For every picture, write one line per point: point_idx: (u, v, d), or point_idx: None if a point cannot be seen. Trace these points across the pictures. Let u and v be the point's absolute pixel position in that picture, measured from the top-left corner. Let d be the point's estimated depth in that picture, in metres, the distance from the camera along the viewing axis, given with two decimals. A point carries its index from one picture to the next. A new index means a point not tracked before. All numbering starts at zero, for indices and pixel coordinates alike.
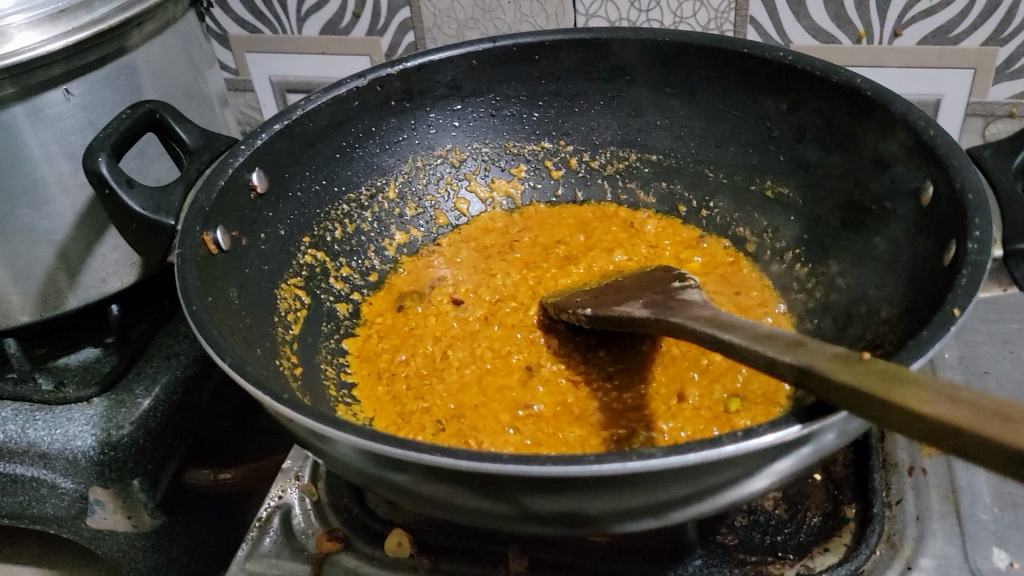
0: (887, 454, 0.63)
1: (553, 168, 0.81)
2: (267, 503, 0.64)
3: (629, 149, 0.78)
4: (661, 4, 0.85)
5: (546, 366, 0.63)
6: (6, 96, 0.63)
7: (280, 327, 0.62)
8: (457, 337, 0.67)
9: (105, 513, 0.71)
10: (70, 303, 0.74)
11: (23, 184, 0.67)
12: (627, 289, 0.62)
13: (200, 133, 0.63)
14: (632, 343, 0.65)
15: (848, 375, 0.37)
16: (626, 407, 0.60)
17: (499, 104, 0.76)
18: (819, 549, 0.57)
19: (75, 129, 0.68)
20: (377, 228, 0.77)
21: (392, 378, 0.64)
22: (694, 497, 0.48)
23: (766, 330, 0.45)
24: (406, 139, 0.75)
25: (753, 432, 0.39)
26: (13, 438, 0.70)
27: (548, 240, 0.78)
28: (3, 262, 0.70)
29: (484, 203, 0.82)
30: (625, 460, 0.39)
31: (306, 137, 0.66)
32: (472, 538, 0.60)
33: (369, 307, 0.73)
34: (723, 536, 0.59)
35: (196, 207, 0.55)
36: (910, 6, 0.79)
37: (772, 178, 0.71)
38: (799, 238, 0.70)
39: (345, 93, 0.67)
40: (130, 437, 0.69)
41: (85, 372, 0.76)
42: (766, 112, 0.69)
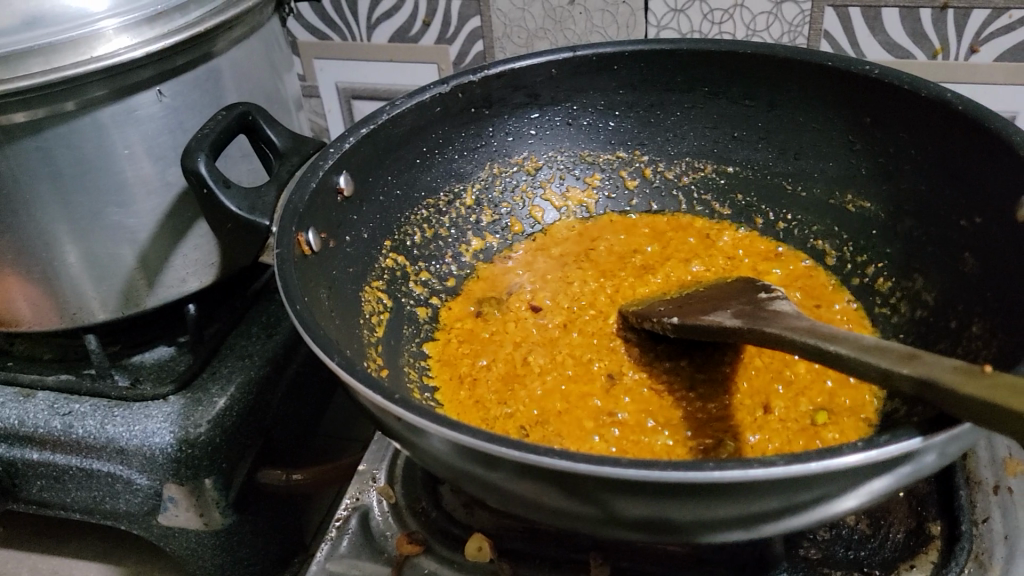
0: (970, 471, 0.63)
1: (628, 178, 0.81)
2: (345, 504, 0.65)
3: (706, 160, 0.78)
4: (734, 17, 0.85)
5: (628, 374, 0.64)
6: (99, 97, 0.64)
7: (366, 329, 0.63)
8: (537, 344, 0.67)
9: (178, 510, 0.71)
10: (149, 302, 0.76)
11: (111, 183, 0.68)
12: (712, 298, 0.62)
13: (290, 136, 0.64)
14: (715, 353, 0.65)
15: (976, 387, 0.37)
16: (711, 417, 0.60)
17: (576, 113, 0.76)
18: (906, 565, 0.57)
19: (163, 131, 0.69)
20: (455, 234, 0.77)
21: (475, 382, 0.65)
22: (787, 510, 0.44)
23: (873, 341, 0.45)
24: (484, 146, 0.76)
25: (875, 443, 0.39)
26: (92, 433, 0.70)
27: (624, 249, 0.78)
28: (87, 261, 0.71)
29: (558, 211, 0.82)
30: (747, 467, 0.38)
31: (390, 141, 0.66)
32: (553, 545, 0.60)
33: (448, 311, 0.73)
34: (807, 550, 0.59)
35: (291, 209, 0.55)
36: (989, 22, 0.79)
37: (854, 192, 0.71)
38: (881, 252, 0.69)
39: (428, 99, 0.67)
40: (207, 436, 0.69)
41: (160, 370, 0.77)
42: (848, 126, 0.68)
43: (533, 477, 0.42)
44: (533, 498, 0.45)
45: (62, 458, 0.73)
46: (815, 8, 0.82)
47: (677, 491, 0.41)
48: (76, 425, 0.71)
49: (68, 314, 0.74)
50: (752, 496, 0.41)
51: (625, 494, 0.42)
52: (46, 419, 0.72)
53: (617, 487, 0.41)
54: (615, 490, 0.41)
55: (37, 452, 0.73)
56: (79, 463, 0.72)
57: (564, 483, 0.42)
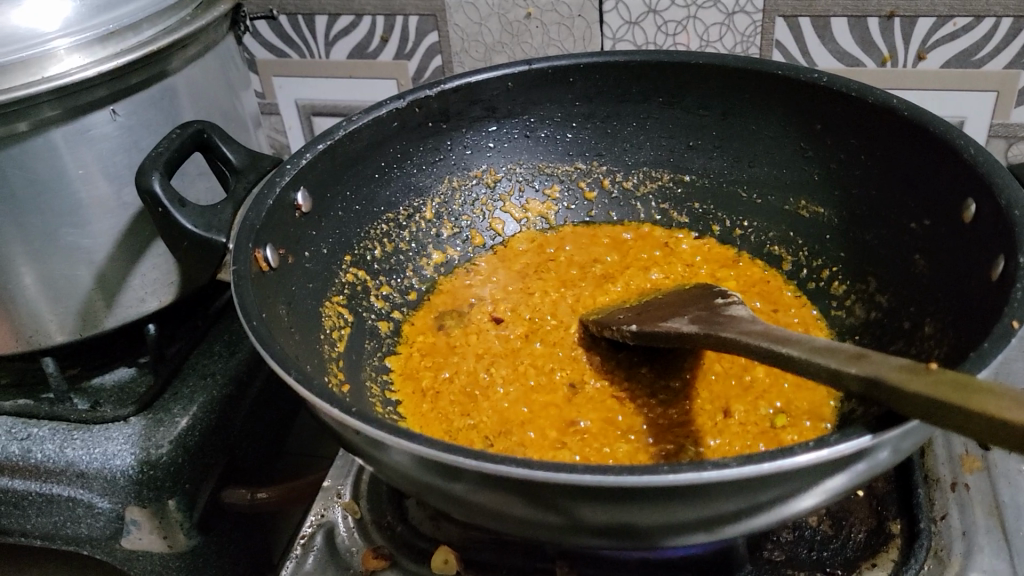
0: (928, 469, 0.64)
1: (587, 189, 0.82)
2: (310, 521, 0.64)
3: (663, 169, 0.79)
4: (688, 28, 0.86)
5: (590, 382, 0.64)
6: (51, 118, 0.63)
7: (326, 345, 0.63)
8: (500, 355, 0.67)
9: (141, 534, 0.71)
10: (108, 323, 0.75)
11: (66, 204, 0.67)
12: (670, 306, 0.63)
13: (246, 153, 0.64)
14: (674, 359, 0.66)
15: (920, 384, 0.38)
16: (672, 422, 0.61)
17: (534, 125, 0.77)
18: (867, 564, 0.58)
19: (118, 150, 0.68)
20: (415, 247, 0.77)
21: (437, 395, 0.65)
22: (744, 513, 0.44)
23: (825, 343, 0.46)
24: (443, 159, 0.76)
25: (826, 442, 0.39)
26: (52, 457, 0.70)
27: (584, 259, 0.78)
28: (43, 284, 0.70)
29: (519, 223, 0.83)
30: (702, 469, 0.39)
31: (347, 156, 0.66)
32: (518, 554, 0.60)
33: (410, 325, 0.73)
34: (770, 552, 0.59)
35: (247, 226, 0.55)
36: (935, 30, 0.81)
37: (806, 198, 0.72)
38: (835, 256, 0.71)
39: (385, 114, 0.67)
40: (170, 456, 0.69)
41: (120, 392, 0.76)
42: (800, 133, 0.70)
43: (492, 485, 0.43)
44: (493, 508, 0.46)
45: (21, 483, 0.71)
46: (766, 19, 0.84)
47: (635, 495, 0.41)
48: (35, 450, 0.70)
49: (25, 337, 0.73)
50: (709, 498, 0.42)
51: (582, 500, 0.42)
52: (4, 444, 0.71)
53: (575, 493, 0.41)
54: (573, 497, 0.42)
55: None
56: (38, 488, 0.71)
57: (523, 491, 0.42)
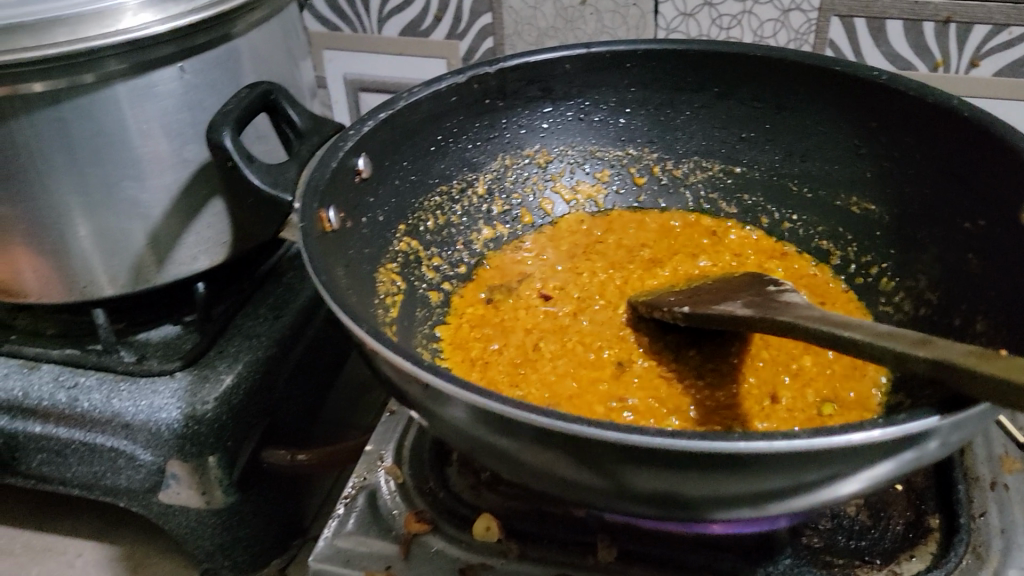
0: (968, 467, 0.64)
1: (637, 175, 0.83)
2: (352, 483, 0.65)
3: (714, 159, 0.80)
4: (743, 22, 0.87)
5: (637, 362, 0.65)
6: (119, 71, 0.64)
7: (381, 309, 0.63)
8: (548, 330, 0.68)
9: (180, 488, 0.72)
10: (158, 280, 0.76)
11: (127, 158, 0.68)
12: (722, 291, 0.63)
13: (310, 117, 0.65)
14: (722, 344, 0.66)
15: (993, 367, 0.38)
16: (720, 404, 0.61)
17: (588, 109, 0.78)
18: (906, 555, 0.58)
19: (182, 108, 0.69)
20: (466, 222, 0.78)
21: (486, 365, 0.65)
22: (803, 488, 0.45)
23: (890, 328, 0.47)
24: (497, 137, 0.77)
25: (894, 420, 0.40)
26: (98, 407, 0.71)
27: (632, 243, 0.79)
28: (99, 236, 0.71)
29: (567, 204, 0.84)
30: (771, 439, 0.39)
31: (407, 127, 0.67)
32: (559, 526, 0.61)
33: (459, 298, 0.74)
34: (810, 538, 0.60)
35: (312, 186, 0.56)
36: (991, 37, 0.81)
37: (857, 195, 0.73)
38: (884, 253, 0.71)
39: (445, 88, 0.68)
40: (214, 413, 0.70)
41: (166, 347, 0.77)
42: (855, 130, 0.70)
43: (557, 447, 0.43)
44: (555, 471, 0.46)
45: (65, 431, 0.72)
46: (822, 17, 0.84)
47: (700, 463, 0.42)
48: (82, 399, 0.71)
49: (77, 289, 0.74)
50: (772, 470, 0.42)
51: (645, 465, 0.43)
52: (51, 392, 0.72)
53: (640, 458, 0.42)
54: (637, 462, 0.42)
55: (40, 426, 0.73)
56: (82, 437, 0.72)
57: (589, 453, 0.43)
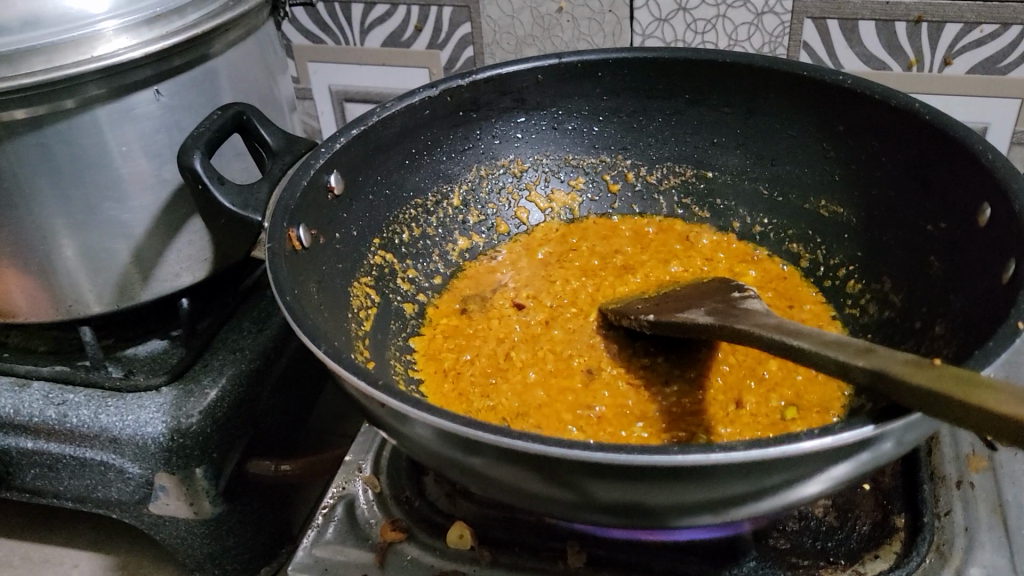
0: (935, 467, 0.65)
1: (611, 182, 0.84)
2: (331, 493, 0.67)
3: (686, 165, 0.80)
4: (717, 27, 0.88)
5: (607, 369, 0.66)
6: (97, 96, 0.66)
7: (353, 323, 0.65)
8: (520, 339, 0.69)
9: (168, 499, 0.74)
10: (144, 296, 0.78)
11: (108, 179, 0.70)
12: (687, 298, 0.64)
13: (283, 136, 0.66)
14: (689, 350, 0.67)
15: (923, 377, 0.40)
16: (685, 411, 0.62)
17: (562, 118, 0.79)
18: (870, 555, 0.59)
19: (160, 129, 0.71)
20: (442, 233, 0.79)
21: (458, 375, 0.67)
22: (750, 496, 0.46)
23: (835, 337, 0.48)
24: (472, 148, 0.78)
25: (830, 430, 0.41)
26: (86, 422, 0.72)
27: (606, 250, 0.80)
28: (84, 256, 0.73)
29: (543, 212, 0.85)
30: (709, 451, 0.40)
31: (380, 143, 0.68)
32: (531, 533, 0.62)
33: (434, 308, 0.76)
34: (776, 540, 0.61)
35: (282, 205, 0.58)
36: (962, 35, 0.82)
37: (826, 198, 0.73)
38: (852, 255, 0.72)
39: (418, 102, 0.69)
40: (199, 426, 0.71)
41: (153, 362, 0.79)
42: (822, 134, 0.71)
43: (507, 460, 0.45)
44: (509, 482, 0.48)
45: (56, 447, 0.74)
46: (795, 20, 0.85)
47: (645, 474, 0.43)
48: (70, 415, 0.73)
49: (64, 307, 0.76)
50: (716, 480, 0.44)
51: (593, 477, 0.44)
52: (41, 408, 0.74)
53: (587, 470, 0.43)
54: (585, 473, 0.44)
55: (32, 441, 0.75)
56: (72, 452, 0.74)
57: (538, 466, 0.44)
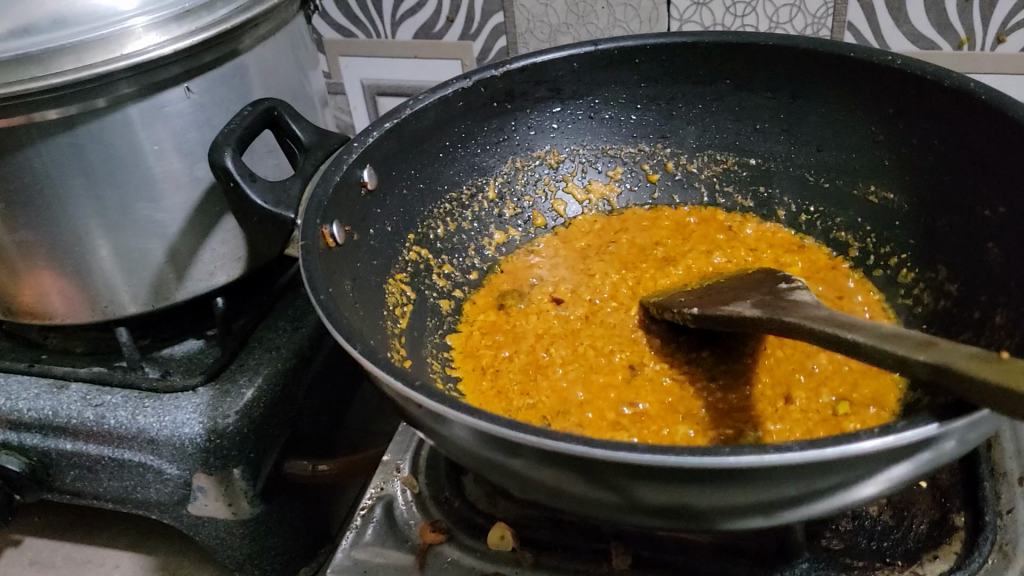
0: (995, 462, 0.62)
1: (650, 171, 0.82)
2: (369, 494, 0.66)
3: (728, 152, 0.78)
4: (757, 10, 0.85)
5: (649, 365, 0.64)
6: (128, 94, 0.65)
7: (389, 321, 0.63)
8: (559, 335, 0.68)
9: (207, 500, 0.73)
10: (178, 295, 0.77)
11: (140, 179, 0.69)
12: (732, 290, 0.62)
13: (314, 131, 0.65)
14: (735, 344, 0.65)
15: (990, 372, 0.37)
16: (732, 407, 0.60)
17: (598, 107, 0.77)
18: (929, 556, 0.57)
19: (191, 127, 0.70)
20: (477, 227, 0.78)
21: (497, 373, 0.65)
22: (803, 498, 0.44)
23: (891, 329, 0.45)
24: (506, 140, 0.76)
25: (891, 429, 0.39)
26: (124, 424, 0.72)
27: (646, 241, 0.78)
28: (118, 256, 0.72)
29: (581, 204, 0.83)
30: (763, 452, 0.38)
31: (412, 136, 0.67)
32: (574, 533, 0.61)
33: (471, 305, 0.74)
34: (829, 540, 0.58)
35: (315, 202, 0.56)
36: (1015, 12, 0.78)
37: (876, 183, 0.71)
38: (904, 243, 0.69)
39: (451, 94, 0.68)
40: (235, 426, 0.70)
41: (190, 362, 0.79)
42: (870, 118, 0.68)
43: (549, 462, 0.43)
44: (551, 484, 0.46)
45: (94, 448, 0.74)
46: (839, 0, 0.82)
47: (694, 476, 0.41)
48: (108, 416, 0.72)
49: (100, 308, 0.75)
50: (769, 482, 0.42)
51: (639, 479, 0.42)
52: (79, 410, 0.73)
53: (632, 472, 0.42)
54: (631, 475, 0.42)
55: (70, 443, 0.75)
56: (110, 454, 0.74)
57: (581, 468, 0.43)
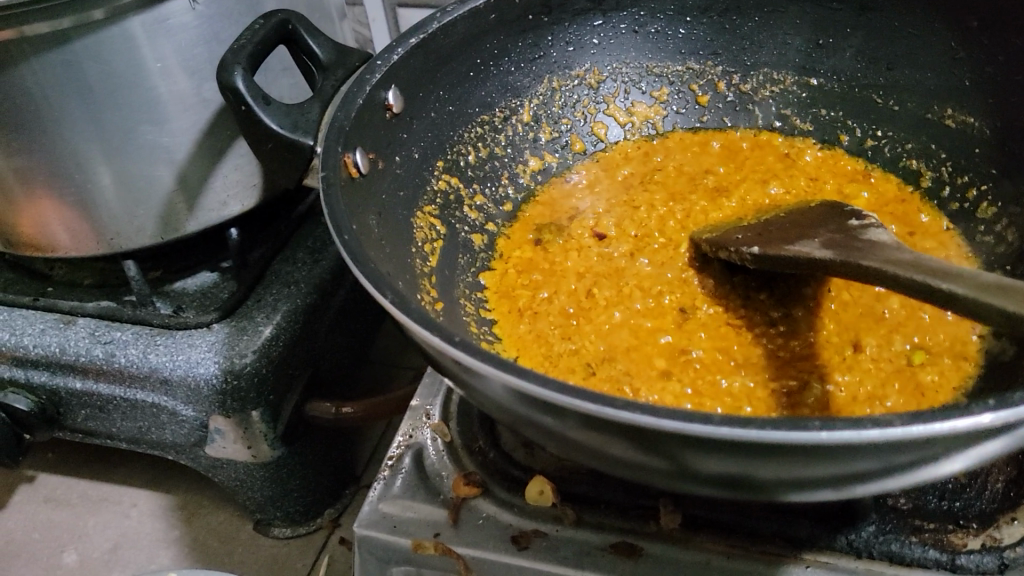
0: None
1: (699, 93, 0.75)
2: (397, 442, 0.61)
3: (786, 71, 0.71)
4: None
5: (702, 308, 0.59)
6: (127, 5, 0.58)
7: (419, 259, 0.58)
8: (602, 274, 0.62)
9: (226, 442, 0.69)
10: (189, 227, 0.72)
11: (144, 100, 0.63)
12: (797, 226, 0.56)
13: (333, 48, 0.59)
14: (796, 286, 0.60)
15: None
16: (794, 355, 0.56)
17: (643, 19, 0.70)
18: (1006, 519, 0.52)
19: (197, 42, 0.63)
20: (511, 153, 0.72)
21: (535, 316, 0.60)
22: (889, 471, 0.39)
23: (997, 279, 0.39)
24: (543, 56, 0.69)
25: (1008, 402, 0.33)
26: (135, 362, 0.67)
27: (694, 169, 0.72)
28: (123, 184, 0.67)
29: (623, 128, 0.77)
30: (860, 427, 0.33)
31: (442, 52, 0.60)
32: (618, 488, 0.56)
33: (505, 240, 0.68)
34: (895, 499, 0.54)
35: (336, 128, 0.50)
36: None
37: (954, 106, 0.64)
38: (986, 173, 0.63)
39: (483, 5, 0.60)
40: (253, 366, 0.65)
41: (203, 297, 0.74)
42: (951, 31, 0.61)
43: (607, 430, 0.38)
44: (604, 450, 0.41)
45: (105, 387, 0.70)
46: None
47: (774, 450, 0.36)
48: (118, 354, 0.68)
49: (105, 240, 0.71)
50: (858, 457, 0.37)
51: (710, 451, 0.37)
52: (88, 347, 0.68)
53: (703, 445, 0.37)
54: (701, 447, 0.37)
55: (80, 382, 0.71)
56: (123, 393, 0.70)
57: (643, 437, 0.38)
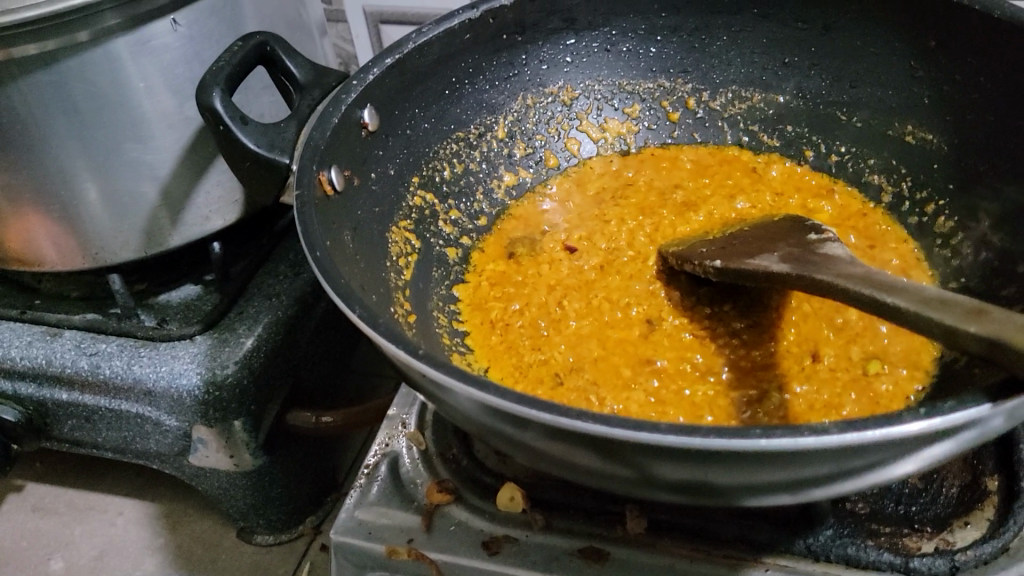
0: None
1: (670, 109, 0.77)
2: (374, 450, 0.63)
3: (754, 88, 0.73)
4: None
5: (668, 320, 0.61)
6: (111, 27, 0.60)
7: (393, 273, 0.60)
8: (572, 286, 0.64)
9: (208, 451, 0.71)
10: (173, 241, 0.74)
11: (128, 118, 0.65)
12: (759, 239, 0.58)
13: (311, 68, 0.61)
14: (759, 298, 0.62)
15: None
16: (756, 364, 0.58)
17: (615, 38, 0.72)
18: (959, 522, 0.54)
19: (180, 62, 0.65)
20: (486, 169, 0.74)
21: (506, 328, 0.62)
22: (834, 476, 0.41)
23: (937, 293, 0.41)
24: (517, 75, 0.71)
25: (938, 410, 0.35)
26: (119, 374, 0.69)
27: (665, 184, 0.74)
28: (108, 200, 0.69)
29: (596, 143, 0.78)
30: (798, 435, 0.35)
31: (417, 72, 0.62)
32: (586, 494, 0.58)
33: (480, 254, 0.70)
34: (853, 503, 0.56)
35: (311, 146, 0.52)
36: None
37: (914, 123, 0.66)
38: (943, 188, 0.65)
39: (457, 26, 0.62)
40: (235, 377, 0.67)
41: (187, 310, 0.76)
42: (910, 50, 0.63)
43: (564, 439, 0.40)
44: (563, 458, 0.43)
45: (91, 398, 0.72)
46: None
47: (720, 457, 0.38)
48: (103, 366, 0.69)
49: (91, 254, 0.72)
50: (801, 463, 0.38)
51: (662, 458, 0.39)
52: (73, 359, 0.70)
53: (654, 452, 0.38)
54: (653, 454, 0.39)
55: (66, 393, 0.72)
56: (108, 404, 0.71)
57: (598, 445, 0.40)
